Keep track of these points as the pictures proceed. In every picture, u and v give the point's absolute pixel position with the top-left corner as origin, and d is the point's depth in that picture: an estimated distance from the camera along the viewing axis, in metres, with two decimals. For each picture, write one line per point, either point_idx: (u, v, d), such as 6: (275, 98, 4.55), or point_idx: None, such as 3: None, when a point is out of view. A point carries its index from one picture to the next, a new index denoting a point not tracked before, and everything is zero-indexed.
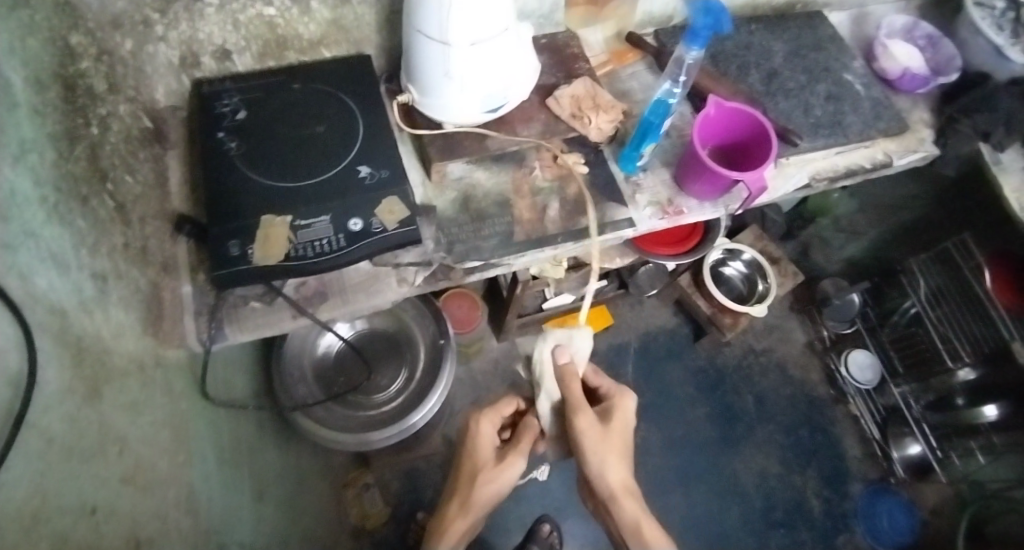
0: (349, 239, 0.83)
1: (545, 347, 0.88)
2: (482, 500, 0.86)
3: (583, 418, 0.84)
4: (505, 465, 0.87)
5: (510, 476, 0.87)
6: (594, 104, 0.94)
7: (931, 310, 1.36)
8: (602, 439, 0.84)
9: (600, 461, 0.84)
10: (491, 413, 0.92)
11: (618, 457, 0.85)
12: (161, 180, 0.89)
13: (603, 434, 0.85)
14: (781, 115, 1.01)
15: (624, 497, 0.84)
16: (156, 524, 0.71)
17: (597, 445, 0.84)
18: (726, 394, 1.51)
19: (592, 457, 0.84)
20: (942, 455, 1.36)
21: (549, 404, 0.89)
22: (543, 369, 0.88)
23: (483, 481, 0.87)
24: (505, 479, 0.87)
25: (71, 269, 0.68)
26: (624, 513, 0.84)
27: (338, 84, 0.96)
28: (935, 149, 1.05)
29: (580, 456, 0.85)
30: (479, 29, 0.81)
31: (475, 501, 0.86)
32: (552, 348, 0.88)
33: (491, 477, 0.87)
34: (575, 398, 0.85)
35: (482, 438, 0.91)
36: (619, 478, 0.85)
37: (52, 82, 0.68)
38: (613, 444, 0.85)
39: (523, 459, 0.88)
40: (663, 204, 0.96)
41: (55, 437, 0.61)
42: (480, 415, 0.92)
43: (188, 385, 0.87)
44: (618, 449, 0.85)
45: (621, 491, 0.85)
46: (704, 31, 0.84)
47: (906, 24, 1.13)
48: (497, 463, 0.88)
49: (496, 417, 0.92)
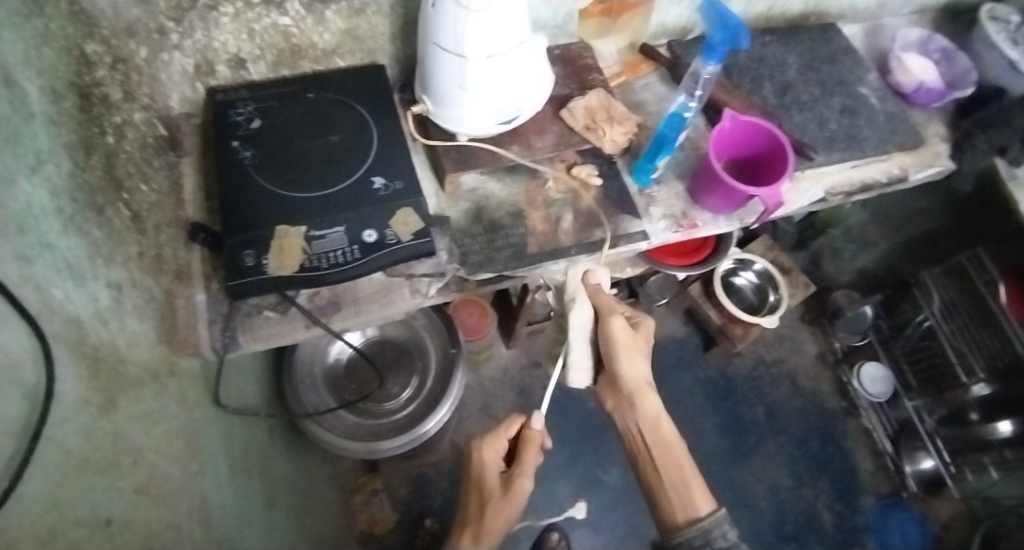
0: (364, 251, 0.83)
1: (576, 269, 0.87)
2: (496, 528, 0.89)
3: (615, 321, 0.81)
4: (512, 496, 0.87)
5: (521, 504, 0.87)
6: (608, 115, 0.95)
7: (945, 323, 1.36)
8: (633, 338, 0.82)
9: (631, 358, 0.82)
10: (497, 430, 0.90)
11: (644, 357, 0.83)
12: (175, 188, 0.90)
13: (633, 334, 0.82)
14: (796, 128, 1.01)
15: (646, 394, 0.83)
16: (171, 534, 0.71)
17: (629, 344, 0.81)
18: (735, 405, 1.51)
19: (621, 354, 0.81)
20: (955, 471, 1.35)
21: (582, 319, 0.81)
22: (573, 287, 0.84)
23: (494, 509, 0.88)
24: (515, 507, 0.87)
25: (87, 279, 0.68)
26: (645, 408, 0.83)
27: (352, 93, 0.96)
28: (950, 164, 1.04)
29: (607, 355, 0.82)
30: (495, 41, 0.81)
31: (489, 528, 0.88)
32: (583, 271, 0.87)
33: (501, 506, 0.88)
34: (608, 305, 0.82)
35: (488, 462, 0.90)
36: (643, 377, 0.82)
37: (68, 91, 0.68)
38: (640, 343, 0.82)
39: (530, 479, 0.88)
40: (677, 217, 0.96)
41: (72, 450, 0.62)
42: (482, 444, 0.90)
43: (201, 394, 0.87)
44: (644, 349, 0.83)
45: (643, 387, 0.83)
46: (720, 46, 0.84)
47: (920, 37, 1.13)
48: (506, 493, 0.88)
49: (496, 444, 0.90)
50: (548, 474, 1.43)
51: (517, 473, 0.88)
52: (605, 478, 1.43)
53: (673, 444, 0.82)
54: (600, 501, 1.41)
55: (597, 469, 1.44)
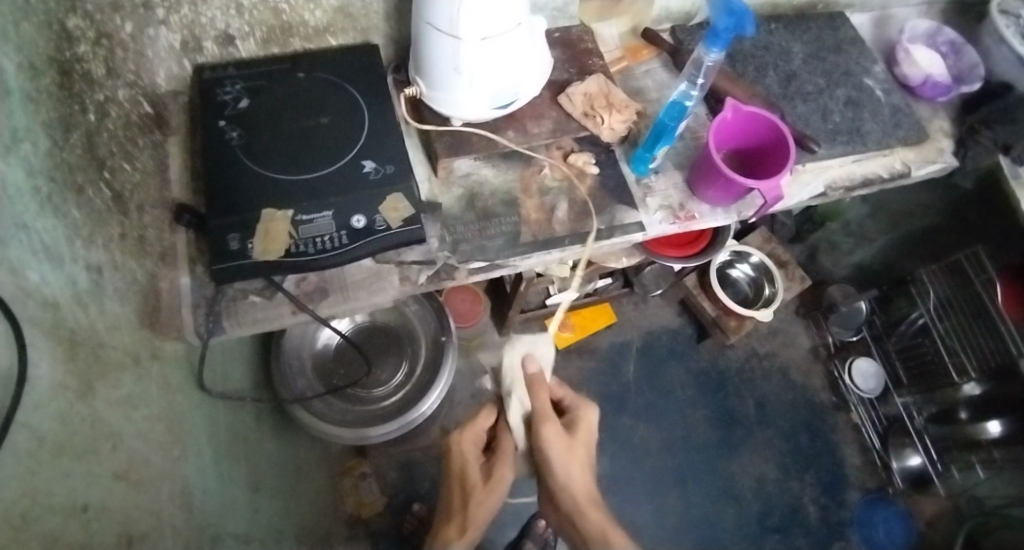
0: (351, 236, 0.81)
1: (514, 354, 0.96)
2: (481, 519, 0.88)
3: (548, 426, 0.88)
4: (494, 486, 0.90)
5: (501, 493, 0.90)
6: (607, 102, 0.92)
7: (940, 321, 1.35)
8: (566, 449, 0.87)
9: (566, 469, 0.87)
10: (476, 419, 0.96)
11: (583, 467, 0.88)
12: (160, 168, 0.87)
13: (568, 441, 0.89)
14: (799, 120, 0.99)
15: (587, 507, 0.86)
16: (150, 520, 0.70)
17: (562, 453, 0.87)
18: (726, 397, 1.50)
19: (554, 463, 0.87)
20: (942, 469, 1.35)
21: (517, 413, 0.94)
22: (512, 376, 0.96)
23: (476, 499, 0.89)
24: (500, 489, 0.90)
25: (65, 261, 0.66)
26: (590, 522, 0.85)
27: (343, 73, 0.93)
28: (954, 161, 1.02)
29: (545, 466, 0.88)
30: (492, 23, 0.78)
31: (473, 519, 0.88)
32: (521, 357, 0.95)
33: (484, 497, 0.89)
34: (541, 407, 0.89)
35: (467, 449, 0.94)
36: (581, 487, 0.87)
37: (47, 67, 0.66)
38: (575, 453, 0.88)
39: (510, 468, 0.92)
40: (674, 208, 0.94)
41: (46, 436, 0.59)
42: (462, 434, 0.95)
43: (185, 378, 0.85)
44: (581, 455, 0.88)
45: (586, 500, 0.86)
46: (725, 33, 0.81)
47: (929, 29, 1.10)
48: (487, 483, 0.91)
49: (476, 433, 0.95)
50: None
51: (496, 467, 0.92)
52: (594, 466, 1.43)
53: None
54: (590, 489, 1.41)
55: None
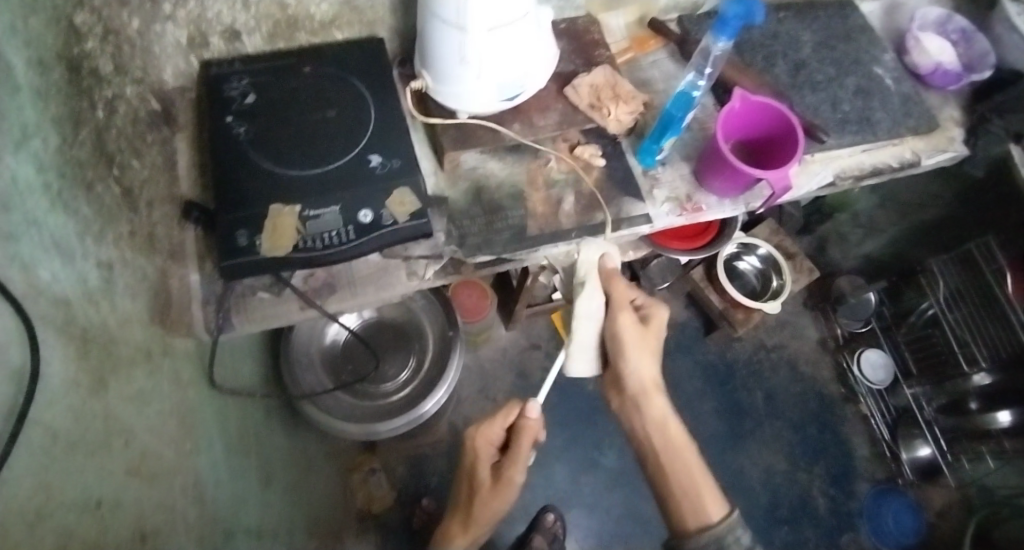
0: (358, 232, 0.81)
1: (591, 252, 0.87)
2: (483, 518, 0.92)
3: (624, 316, 0.83)
4: (503, 488, 0.91)
5: (511, 493, 0.90)
6: (614, 94, 0.91)
7: (948, 312, 1.34)
8: (642, 339, 0.83)
9: (639, 358, 0.83)
10: (497, 417, 0.92)
11: (653, 357, 0.84)
12: (168, 164, 0.88)
13: (642, 330, 0.84)
14: (808, 109, 0.98)
15: (651, 397, 0.84)
16: (162, 515, 0.70)
17: (638, 343, 0.83)
18: (735, 389, 1.50)
19: (627, 352, 0.83)
20: (952, 459, 1.35)
21: (592, 304, 0.84)
22: (588, 272, 0.86)
23: (482, 501, 0.91)
24: (508, 490, 0.90)
25: (76, 258, 0.66)
26: (652, 409, 0.84)
27: (350, 67, 0.93)
28: (964, 150, 1.02)
29: (616, 352, 0.83)
30: (498, 14, 0.78)
31: (478, 518, 0.92)
32: (596, 257, 0.87)
33: (489, 498, 0.91)
34: (620, 297, 0.83)
35: (482, 450, 0.92)
36: (649, 377, 0.84)
37: (56, 63, 0.66)
38: (649, 343, 0.84)
39: (520, 470, 0.90)
40: (681, 200, 0.93)
41: (60, 431, 0.60)
42: (478, 429, 0.92)
43: (196, 374, 0.86)
44: (654, 345, 0.84)
45: (650, 388, 0.84)
46: (734, 21, 0.80)
47: (938, 17, 1.09)
48: (495, 483, 0.91)
49: (490, 433, 0.92)
50: (544, 456, 1.42)
51: (506, 470, 0.90)
52: (602, 460, 1.43)
53: (682, 448, 0.83)
54: (597, 483, 1.41)
55: (594, 451, 1.43)
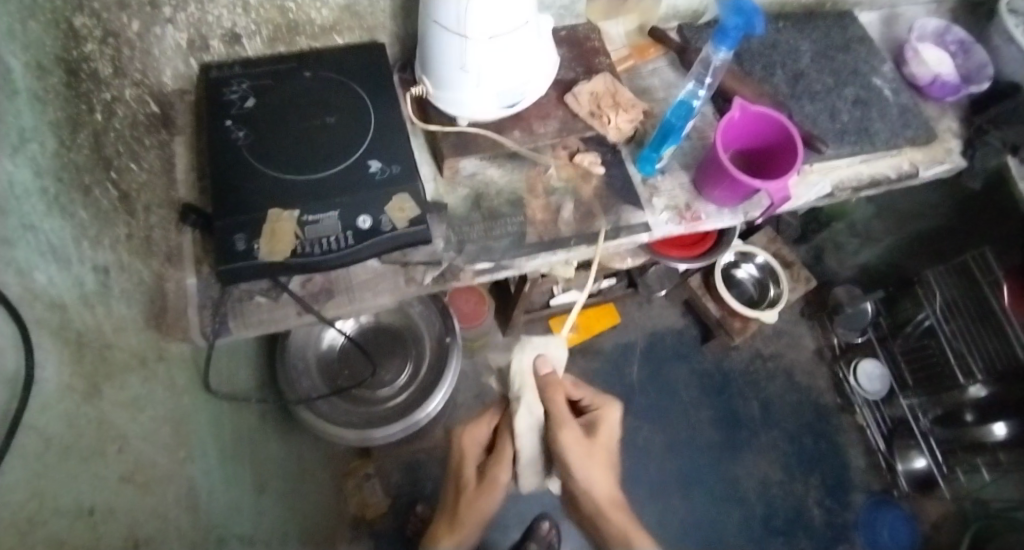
0: (357, 237, 0.81)
1: (526, 356, 0.86)
2: (471, 519, 0.89)
3: (567, 433, 0.84)
4: (487, 487, 0.89)
5: (497, 495, 0.89)
6: (614, 102, 0.92)
7: (946, 323, 1.34)
8: (588, 454, 0.84)
9: (589, 474, 0.83)
10: (483, 418, 0.94)
11: (606, 468, 0.85)
12: (166, 167, 0.87)
13: (589, 444, 0.85)
14: (806, 119, 0.98)
15: (612, 511, 0.84)
16: (156, 523, 0.70)
17: (584, 460, 0.84)
18: (731, 398, 1.50)
19: (575, 470, 0.83)
20: (948, 471, 1.35)
21: (530, 420, 0.86)
22: (523, 382, 0.85)
23: (467, 501, 0.90)
24: (496, 486, 0.89)
25: (72, 261, 0.66)
26: (614, 526, 0.83)
27: (350, 72, 0.93)
28: (961, 161, 1.02)
29: (567, 471, 0.84)
30: (498, 22, 0.78)
31: (465, 518, 0.89)
32: (534, 357, 0.86)
33: (475, 497, 0.90)
34: (558, 414, 0.84)
35: (468, 447, 0.94)
36: (605, 491, 0.85)
37: (54, 67, 0.65)
38: (599, 456, 0.85)
39: (506, 470, 0.89)
40: (680, 209, 0.93)
41: (52, 437, 0.59)
42: (463, 430, 0.94)
43: (191, 379, 0.85)
44: (605, 458, 0.86)
45: (609, 504, 0.84)
46: (734, 32, 0.81)
47: (937, 27, 1.09)
48: (479, 483, 0.90)
49: (476, 433, 0.94)
50: None
51: (492, 470, 0.90)
52: None
53: None
54: None
55: None
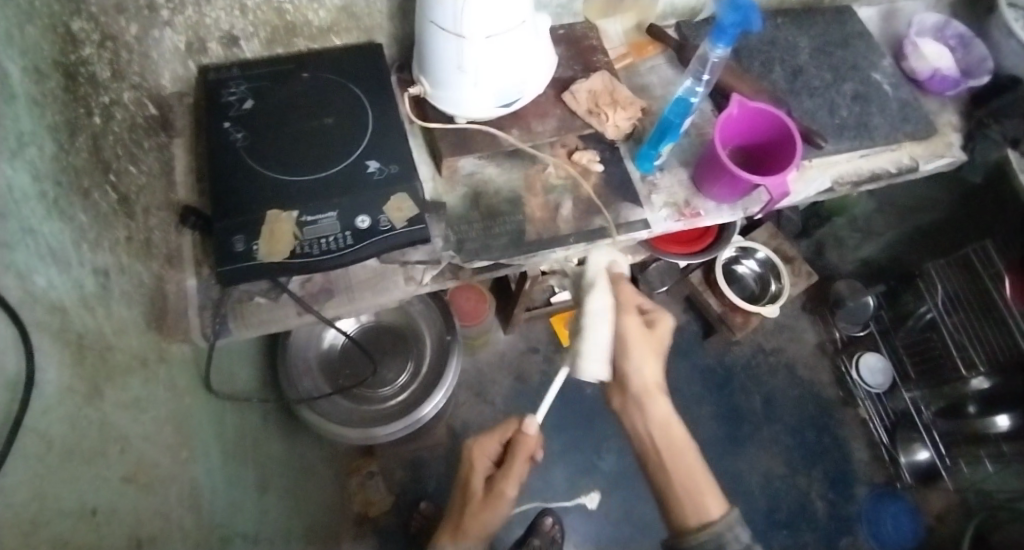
0: (356, 237, 0.81)
1: (601, 258, 0.85)
2: (474, 531, 0.91)
3: (630, 317, 0.86)
4: (493, 501, 0.91)
5: (503, 508, 0.90)
6: (612, 99, 0.92)
7: (948, 316, 1.34)
8: (645, 339, 0.86)
9: (642, 359, 0.86)
10: (497, 431, 0.95)
11: (657, 358, 0.87)
12: (165, 169, 0.88)
13: (646, 332, 0.87)
14: (805, 115, 0.98)
15: (654, 398, 0.86)
16: (159, 522, 0.70)
17: (640, 344, 0.86)
18: (733, 394, 1.50)
19: (630, 352, 0.86)
20: (951, 463, 1.35)
21: (604, 307, 0.80)
22: (598, 275, 0.82)
23: (471, 513, 0.91)
24: (503, 502, 0.90)
25: (72, 265, 0.66)
26: (655, 410, 0.86)
27: (348, 73, 0.93)
28: (962, 155, 1.01)
29: (621, 352, 0.86)
30: (495, 21, 0.78)
31: (467, 530, 0.91)
32: (606, 262, 0.85)
33: (480, 510, 0.91)
34: (624, 299, 0.86)
35: (477, 461, 0.94)
36: (652, 379, 0.87)
37: (52, 71, 0.65)
38: (653, 345, 0.87)
39: (513, 485, 0.90)
40: (679, 206, 0.93)
41: (54, 439, 0.59)
42: (477, 441, 0.95)
43: (192, 380, 0.85)
44: (656, 349, 0.87)
45: (653, 391, 0.87)
46: (731, 28, 0.81)
47: (936, 22, 1.09)
48: (486, 497, 0.92)
49: (487, 447, 0.95)
50: (542, 460, 1.42)
51: (499, 483, 0.91)
52: (600, 464, 1.42)
53: (683, 448, 0.84)
54: (595, 486, 1.41)
55: (593, 455, 1.43)
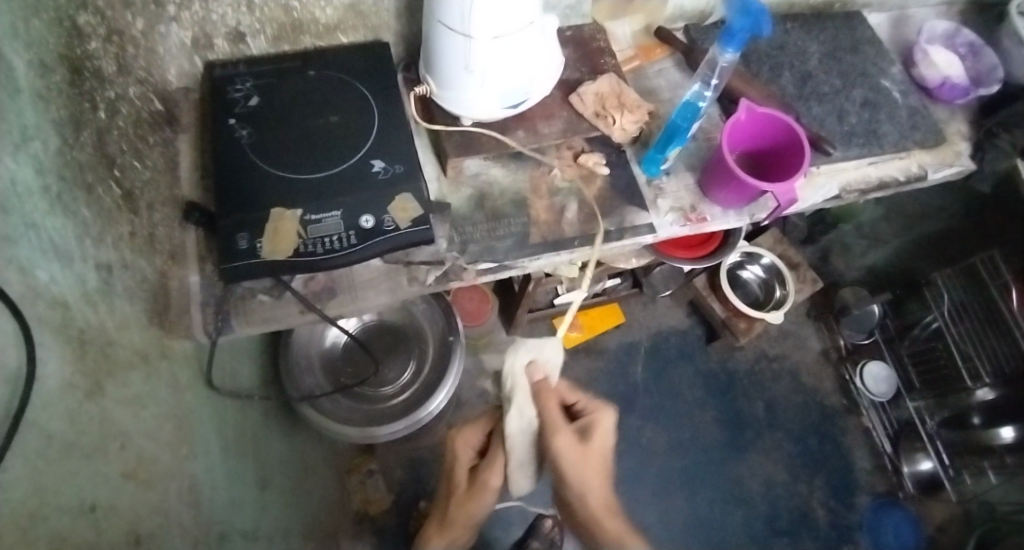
0: (360, 236, 0.80)
1: (519, 359, 0.84)
2: (461, 523, 0.92)
3: (561, 436, 0.83)
4: (478, 492, 0.91)
5: (487, 499, 0.90)
6: (619, 102, 0.91)
7: (953, 326, 1.32)
8: (583, 458, 0.82)
9: (582, 483, 0.81)
10: (481, 420, 0.95)
11: (598, 476, 0.83)
12: (170, 165, 0.87)
13: (582, 450, 0.83)
14: (814, 121, 0.97)
15: (604, 518, 0.82)
16: (158, 518, 0.70)
17: (578, 465, 0.82)
18: (736, 399, 1.49)
19: (569, 476, 0.82)
20: (953, 474, 1.34)
21: (521, 423, 0.83)
22: (516, 383, 0.83)
23: (458, 504, 0.93)
24: (487, 491, 0.90)
25: (75, 260, 0.66)
26: (608, 533, 0.82)
27: (354, 72, 0.93)
28: (972, 164, 1.01)
29: (560, 477, 0.83)
30: (503, 22, 0.77)
31: (455, 520, 0.92)
32: (525, 361, 0.85)
33: (466, 503, 0.92)
34: (551, 418, 0.84)
35: (461, 450, 0.95)
36: (599, 499, 0.83)
37: (58, 65, 0.65)
38: (591, 462, 0.83)
39: (497, 474, 0.90)
40: (685, 210, 0.93)
41: (55, 434, 0.59)
42: (459, 432, 0.95)
43: (193, 376, 0.85)
44: (597, 465, 0.83)
45: (602, 510, 0.83)
46: (741, 33, 0.80)
47: (947, 30, 1.08)
48: (470, 487, 0.92)
49: (470, 437, 0.95)
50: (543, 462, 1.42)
51: (482, 474, 0.91)
52: None
53: None
54: None
55: None
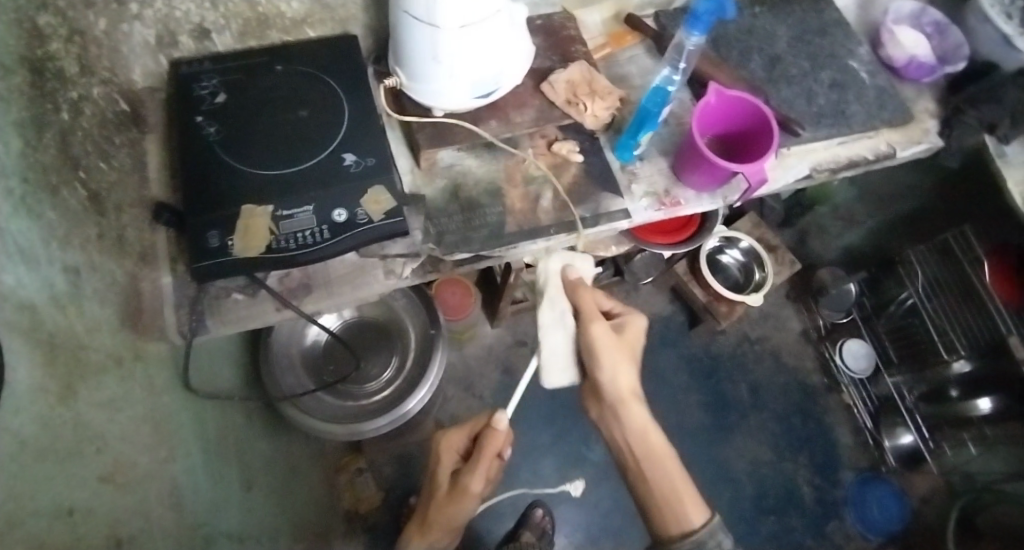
0: (333, 231, 0.80)
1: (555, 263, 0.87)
2: (442, 519, 0.91)
3: (596, 325, 0.82)
4: (458, 497, 0.91)
5: (467, 505, 0.90)
6: (590, 89, 0.92)
7: (930, 301, 1.35)
8: (616, 345, 0.83)
9: (614, 369, 0.83)
10: (466, 425, 0.96)
11: (630, 365, 0.84)
12: (138, 166, 0.87)
13: (617, 338, 0.84)
14: (783, 103, 0.98)
15: (631, 404, 0.84)
16: (139, 521, 0.69)
17: (612, 350, 0.83)
18: (719, 382, 1.51)
19: (601, 360, 0.82)
20: (934, 446, 1.36)
21: (558, 315, 0.84)
22: (549, 280, 0.86)
23: (438, 506, 0.92)
24: (467, 498, 0.90)
25: (41, 263, 0.65)
26: (632, 419, 0.84)
27: (323, 65, 0.92)
28: (939, 141, 1.03)
29: (594, 360, 0.83)
30: (470, 11, 0.77)
31: (434, 522, 0.92)
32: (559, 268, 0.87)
33: (447, 503, 0.91)
34: (588, 308, 0.83)
35: (444, 455, 0.95)
36: (627, 385, 0.84)
37: (18, 66, 0.64)
38: (624, 351, 0.84)
39: (478, 482, 0.90)
40: (659, 195, 0.93)
41: (27, 439, 0.58)
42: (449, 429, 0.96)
43: (170, 379, 0.84)
44: (628, 353, 0.84)
45: (628, 398, 0.84)
46: (706, 16, 0.80)
47: (913, 10, 1.09)
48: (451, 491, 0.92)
49: (454, 442, 0.95)
50: (530, 452, 1.42)
51: (464, 478, 0.90)
52: (589, 454, 1.43)
53: (663, 455, 0.84)
54: (584, 476, 1.41)
55: (580, 446, 1.43)
